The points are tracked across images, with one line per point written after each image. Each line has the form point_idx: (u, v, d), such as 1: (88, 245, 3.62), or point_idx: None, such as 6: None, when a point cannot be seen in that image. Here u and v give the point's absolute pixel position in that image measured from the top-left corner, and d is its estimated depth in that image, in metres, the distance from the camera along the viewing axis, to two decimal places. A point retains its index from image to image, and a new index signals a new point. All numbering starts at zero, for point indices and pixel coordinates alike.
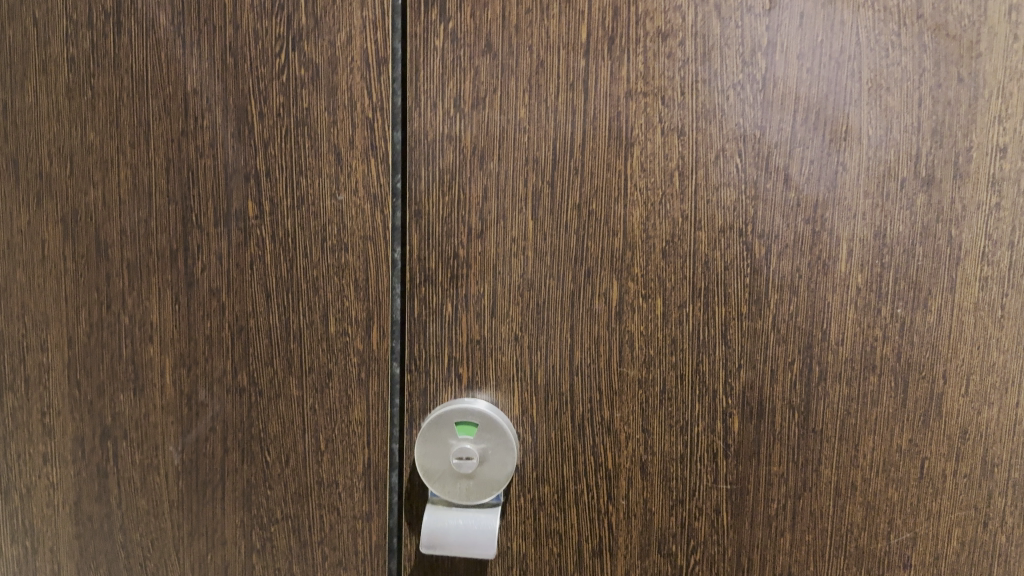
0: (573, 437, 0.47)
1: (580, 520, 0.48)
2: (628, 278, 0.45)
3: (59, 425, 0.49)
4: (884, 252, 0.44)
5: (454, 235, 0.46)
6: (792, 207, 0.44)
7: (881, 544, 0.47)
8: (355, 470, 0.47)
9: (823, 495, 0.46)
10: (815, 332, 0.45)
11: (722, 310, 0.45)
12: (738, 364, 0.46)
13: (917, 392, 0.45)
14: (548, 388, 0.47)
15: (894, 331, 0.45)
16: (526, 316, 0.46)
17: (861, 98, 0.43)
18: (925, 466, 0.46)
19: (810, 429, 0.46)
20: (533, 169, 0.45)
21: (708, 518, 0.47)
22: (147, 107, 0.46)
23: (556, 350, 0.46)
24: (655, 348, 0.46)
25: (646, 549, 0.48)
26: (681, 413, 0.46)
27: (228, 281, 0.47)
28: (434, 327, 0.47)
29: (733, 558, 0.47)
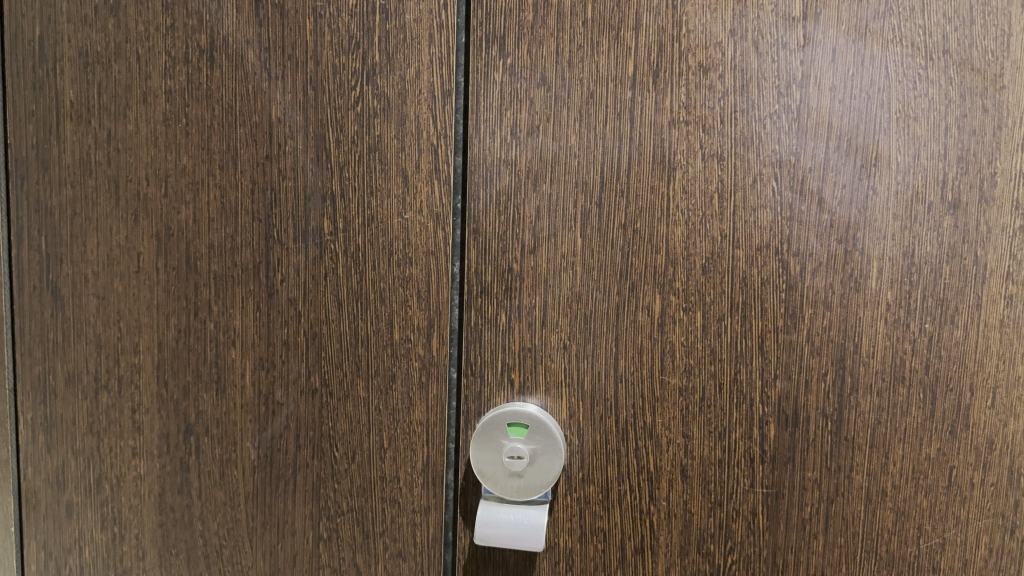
0: (618, 440, 0.50)
1: (623, 519, 0.51)
2: (670, 292, 0.49)
3: (147, 422, 0.54)
4: (913, 271, 0.47)
5: (509, 251, 0.50)
6: (825, 228, 0.47)
7: (911, 548, 0.49)
8: (415, 466, 0.52)
9: (855, 500, 0.49)
10: (848, 345, 0.48)
11: (758, 323, 0.49)
12: (774, 374, 0.49)
13: (945, 403, 0.48)
14: (595, 394, 0.50)
15: (923, 345, 0.47)
16: (574, 327, 0.50)
17: (890, 126, 0.46)
18: (954, 474, 0.48)
19: (843, 437, 0.49)
20: (583, 191, 0.49)
21: (745, 520, 0.50)
22: (236, 134, 0.51)
23: (602, 358, 0.50)
24: (695, 357, 0.49)
25: (686, 548, 0.51)
26: (720, 420, 0.49)
27: (304, 291, 0.51)
28: (490, 336, 0.51)
29: (768, 558, 0.50)
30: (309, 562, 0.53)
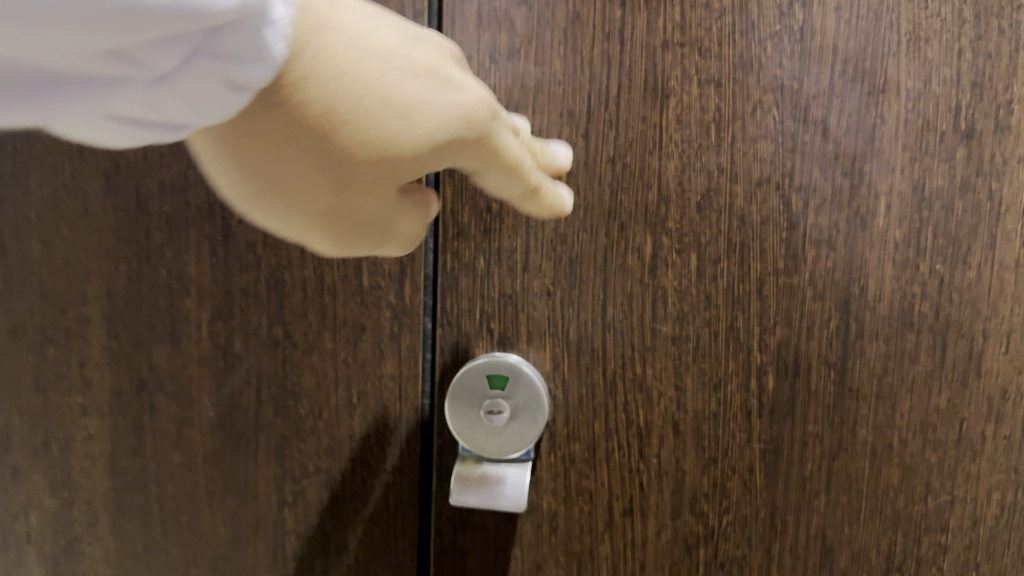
0: (605, 394, 0.47)
1: (611, 478, 0.47)
2: (663, 233, 0.45)
3: (97, 377, 0.49)
4: (922, 207, 0.44)
5: None
6: (830, 160, 0.44)
7: (918, 507, 0.46)
8: (386, 424, 0.48)
9: (859, 456, 0.46)
10: (852, 288, 0.44)
11: (757, 265, 0.45)
12: (774, 321, 0.45)
13: (956, 349, 0.44)
14: (580, 344, 0.47)
15: (933, 288, 0.44)
16: (560, 271, 0.46)
17: (900, 49, 0.43)
18: (965, 427, 0.45)
19: (846, 388, 0.45)
20: (567, 123, 0.45)
21: (741, 478, 0.46)
22: None
23: (588, 305, 0.46)
24: (688, 303, 0.46)
25: (677, 509, 0.47)
26: (714, 370, 0.46)
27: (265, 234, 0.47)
28: (467, 282, 0.47)
29: (766, 518, 0.47)
30: (274, 528, 0.50)
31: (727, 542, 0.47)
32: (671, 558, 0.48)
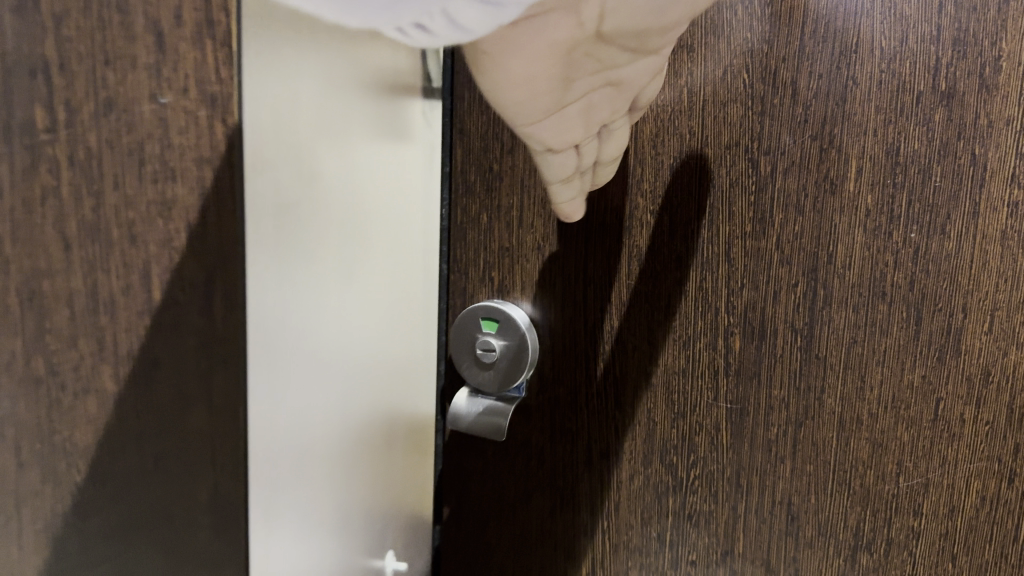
0: (585, 342, 0.50)
1: (589, 422, 0.51)
2: (639, 192, 0.47)
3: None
4: (896, 171, 0.42)
5: (489, 150, 0.51)
6: (800, 122, 0.43)
7: (889, 486, 0.44)
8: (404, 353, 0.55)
9: (826, 426, 0.45)
10: (821, 254, 0.44)
11: (726, 228, 0.46)
12: (739, 283, 0.46)
13: (933, 324, 0.42)
14: (564, 294, 0.50)
15: (907, 258, 0.42)
16: (547, 227, 0.50)
17: (874, 7, 0.41)
18: (941, 408, 0.42)
19: (814, 355, 0.45)
20: None
21: (708, 435, 0.48)
22: None
23: (571, 260, 0.50)
24: (660, 263, 0.48)
25: (649, 457, 0.50)
26: (683, 328, 0.48)
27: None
28: (474, 234, 0.53)
29: (732, 476, 0.48)
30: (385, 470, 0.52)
31: (695, 496, 0.49)
32: (643, 502, 0.51)
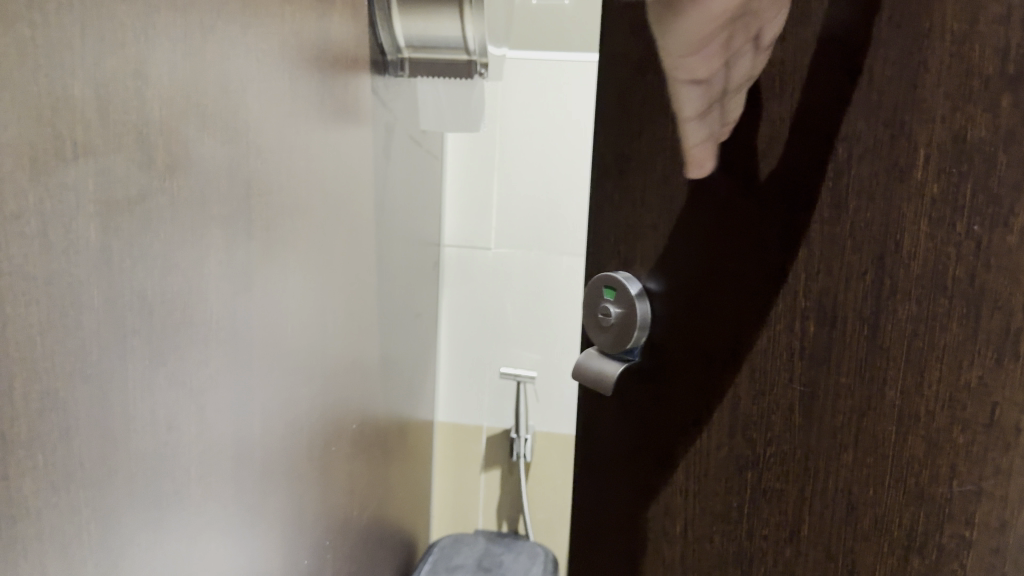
0: (690, 307, 0.39)
1: (677, 389, 0.40)
2: (751, 122, 0.35)
3: None
4: (964, 159, 0.29)
5: (624, 132, 0.40)
6: (871, 105, 0.31)
7: (940, 488, 0.31)
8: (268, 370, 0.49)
9: (885, 418, 0.33)
10: (888, 241, 0.32)
11: (800, 196, 0.34)
12: (835, 239, 0.33)
13: (993, 324, 0.29)
14: (673, 252, 0.39)
15: (970, 252, 0.29)
16: (665, 202, 0.39)
17: None
18: (997, 415, 0.29)
19: (878, 345, 0.32)
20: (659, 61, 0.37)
21: (783, 416, 0.36)
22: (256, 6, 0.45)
23: (669, 232, 0.39)
24: (732, 216, 0.36)
25: (733, 429, 0.38)
26: (759, 280, 0.36)
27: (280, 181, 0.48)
28: (607, 213, 0.42)
29: (820, 473, 0.35)
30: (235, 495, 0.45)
31: (767, 475, 0.37)
32: (717, 481, 0.39)
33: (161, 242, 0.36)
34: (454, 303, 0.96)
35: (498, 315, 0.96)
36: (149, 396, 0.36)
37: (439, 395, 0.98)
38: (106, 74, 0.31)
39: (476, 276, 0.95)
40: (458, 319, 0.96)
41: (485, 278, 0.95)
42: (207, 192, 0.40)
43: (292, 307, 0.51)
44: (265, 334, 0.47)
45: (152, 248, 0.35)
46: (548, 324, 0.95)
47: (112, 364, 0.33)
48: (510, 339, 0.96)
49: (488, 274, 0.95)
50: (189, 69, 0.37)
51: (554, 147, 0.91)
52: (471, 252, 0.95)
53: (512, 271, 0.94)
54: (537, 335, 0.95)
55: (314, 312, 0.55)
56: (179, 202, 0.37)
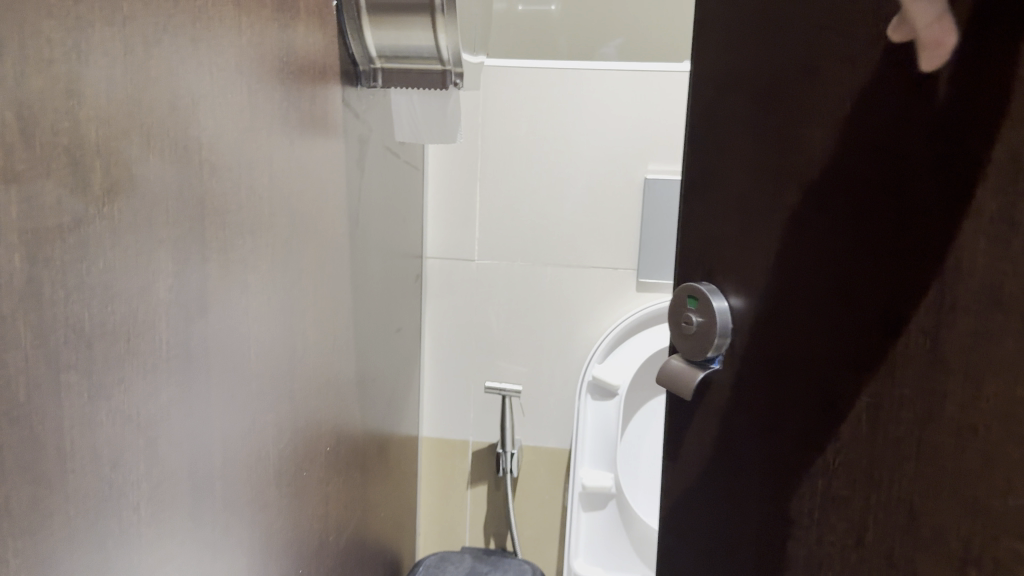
0: (778, 308, 0.35)
1: (786, 403, 0.35)
2: (804, 109, 0.33)
3: None
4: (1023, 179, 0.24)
5: (710, 137, 0.39)
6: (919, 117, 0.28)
7: (995, 504, 0.26)
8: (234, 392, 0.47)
9: (1006, 442, 0.26)
10: (955, 244, 0.27)
11: (878, 186, 0.30)
12: (895, 215, 0.29)
13: None
14: (759, 254, 0.36)
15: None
16: (751, 202, 0.37)
17: None
18: None
19: (975, 352, 0.27)
20: (748, 62, 0.36)
21: (913, 439, 0.30)
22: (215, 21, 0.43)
23: (756, 232, 0.36)
24: (841, 203, 0.32)
25: (868, 454, 0.32)
26: (875, 276, 0.30)
27: (240, 199, 0.46)
28: (698, 221, 0.40)
29: (896, 479, 0.30)
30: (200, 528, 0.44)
31: (892, 506, 0.31)
32: (803, 494, 0.35)
33: (99, 270, 0.34)
34: (438, 316, 0.94)
35: (483, 328, 0.94)
36: (88, 435, 0.34)
37: (426, 410, 0.96)
38: (32, 94, 0.29)
39: (460, 289, 0.93)
40: (443, 333, 0.94)
41: (471, 291, 0.93)
42: (155, 213, 0.38)
43: (255, 332, 0.49)
44: (222, 358, 0.45)
45: (89, 278, 0.33)
46: (535, 336, 0.93)
47: (42, 403, 0.31)
48: (496, 352, 0.94)
49: (473, 286, 0.93)
50: (127, 83, 0.35)
51: (540, 156, 0.89)
52: (455, 265, 0.93)
53: (498, 283, 0.92)
54: (529, 347, 0.93)
55: (280, 335, 0.53)
56: (124, 225, 0.35)
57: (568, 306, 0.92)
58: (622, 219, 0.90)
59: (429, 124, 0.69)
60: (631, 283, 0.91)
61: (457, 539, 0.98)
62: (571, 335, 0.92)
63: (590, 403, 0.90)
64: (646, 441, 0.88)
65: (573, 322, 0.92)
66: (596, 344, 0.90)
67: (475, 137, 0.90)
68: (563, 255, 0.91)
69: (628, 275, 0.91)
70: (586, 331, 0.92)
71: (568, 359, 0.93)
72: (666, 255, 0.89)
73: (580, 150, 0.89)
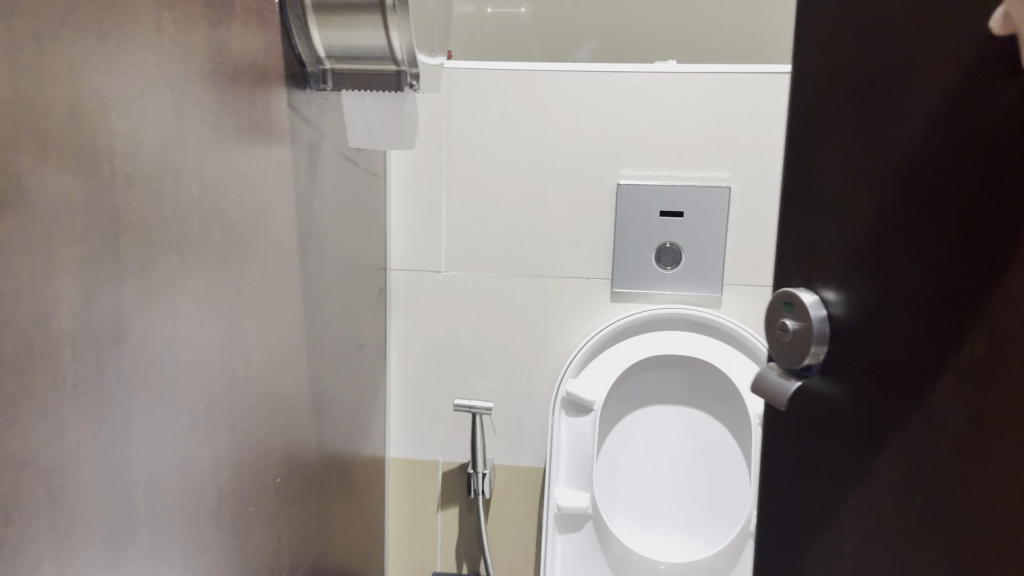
0: (874, 317, 0.32)
1: (881, 427, 0.32)
2: (900, 97, 0.30)
3: None
4: None
5: (808, 135, 0.36)
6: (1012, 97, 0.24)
7: None
8: (164, 424, 0.43)
9: None
10: None
11: (977, 183, 0.26)
12: (994, 214, 0.26)
13: None
14: (858, 263, 0.33)
15: None
16: (845, 205, 0.34)
17: None
18: None
19: None
20: (845, 53, 0.33)
21: (1006, 475, 0.26)
22: (129, 18, 0.39)
23: (852, 238, 0.33)
24: (937, 204, 0.28)
25: (963, 489, 0.28)
26: (977, 288, 0.27)
27: (163, 212, 0.42)
28: (796, 225, 0.37)
29: (986, 515, 0.27)
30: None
31: (987, 550, 0.27)
32: (897, 524, 0.31)
33: None
34: (404, 331, 0.90)
35: (452, 343, 0.89)
36: None
37: (392, 429, 0.91)
38: None
39: (427, 303, 0.89)
40: (410, 348, 0.90)
41: (438, 304, 0.89)
42: (57, 229, 0.34)
43: (185, 358, 0.45)
44: (145, 388, 0.41)
45: None
46: (506, 351, 0.89)
47: None
48: (466, 368, 0.89)
49: (440, 299, 0.89)
50: (18, 85, 0.31)
51: (508, 163, 0.85)
52: (421, 277, 0.88)
53: (466, 296, 0.88)
54: (500, 362, 0.89)
55: (215, 360, 0.49)
56: (16, 244, 0.31)
57: (540, 319, 0.88)
58: (594, 227, 0.86)
59: (384, 130, 0.63)
60: (604, 293, 0.87)
61: (426, 565, 0.93)
62: (543, 349, 0.89)
63: (563, 419, 0.86)
64: (623, 457, 0.86)
65: (545, 335, 0.88)
66: (569, 358, 0.87)
67: (440, 143, 0.86)
68: (533, 266, 0.87)
69: (601, 285, 0.87)
70: (558, 344, 0.88)
71: (540, 374, 0.89)
72: (640, 264, 0.86)
73: (550, 155, 0.85)
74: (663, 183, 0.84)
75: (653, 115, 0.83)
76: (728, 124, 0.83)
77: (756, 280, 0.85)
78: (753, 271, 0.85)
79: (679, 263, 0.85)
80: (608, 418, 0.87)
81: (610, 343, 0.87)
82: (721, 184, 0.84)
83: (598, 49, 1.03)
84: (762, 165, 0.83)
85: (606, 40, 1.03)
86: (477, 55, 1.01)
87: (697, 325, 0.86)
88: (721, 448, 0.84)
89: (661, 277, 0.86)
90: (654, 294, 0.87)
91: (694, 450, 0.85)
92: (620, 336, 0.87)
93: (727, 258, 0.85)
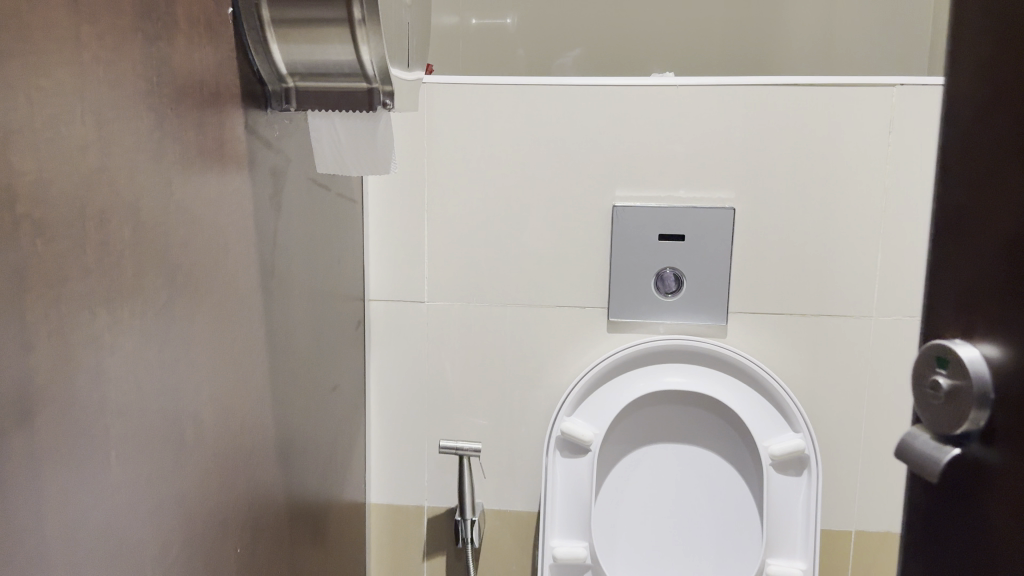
0: None
1: None
2: None
3: None
4: None
5: (972, 161, 0.31)
6: None
7: None
8: (83, 501, 0.36)
9: None
10: None
11: None
12: None
13: None
14: None
15: None
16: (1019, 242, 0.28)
17: None
18: None
19: None
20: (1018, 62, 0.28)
21: None
22: (42, 30, 0.32)
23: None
24: None
25: None
26: None
27: (85, 259, 0.36)
28: (959, 265, 0.32)
29: None
30: None
31: None
32: None
33: None
34: (385, 365, 0.83)
35: (436, 378, 0.83)
36: None
37: (373, 471, 0.85)
38: None
39: (409, 335, 0.82)
40: (391, 384, 0.83)
41: (421, 336, 0.82)
42: None
43: (114, 423, 0.38)
44: (59, 466, 0.34)
45: None
46: (495, 385, 0.82)
47: None
48: (452, 405, 0.83)
49: (423, 331, 0.82)
50: None
51: (495, 184, 0.79)
52: (402, 308, 0.82)
53: (451, 327, 0.82)
54: (489, 398, 0.83)
55: (154, 422, 0.42)
56: None
57: (530, 350, 0.82)
58: (588, 252, 0.80)
59: (356, 154, 0.57)
60: (600, 322, 0.81)
61: None
62: (535, 383, 0.82)
63: (558, 461, 0.79)
64: (623, 500, 0.80)
65: (536, 368, 0.82)
66: (563, 395, 0.80)
67: (421, 162, 0.79)
68: (522, 294, 0.81)
69: (597, 314, 0.81)
70: (552, 378, 0.82)
71: (532, 410, 0.83)
72: (638, 291, 0.80)
73: (540, 175, 0.79)
74: (662, 204, 0.78)
75: (650, 131, 0.77)
76: (730, 140, 0.77)
77: (763, 308, 0.79)
78: (759, 297, 0.79)
79: (680, 289, 0.80)
80: (606, 456, 0.80)
81: (607, 377, 0.80)
82: (725, 205, 0.78)
83: (583, 57, 0.96)
84: (767, 184, 0.77)
85: (596, 49, 0.96)
86: (461, 73, 0.97)
87: (701, 357, 0.80)
88: (728, 488, 0.79)
89: (661, 305, 0.80)
90: (653, 323, 0.81)
91: (699, 492, 0.79)
92: (618, 369, 0.80)
93: (731, 284, 0.79)
